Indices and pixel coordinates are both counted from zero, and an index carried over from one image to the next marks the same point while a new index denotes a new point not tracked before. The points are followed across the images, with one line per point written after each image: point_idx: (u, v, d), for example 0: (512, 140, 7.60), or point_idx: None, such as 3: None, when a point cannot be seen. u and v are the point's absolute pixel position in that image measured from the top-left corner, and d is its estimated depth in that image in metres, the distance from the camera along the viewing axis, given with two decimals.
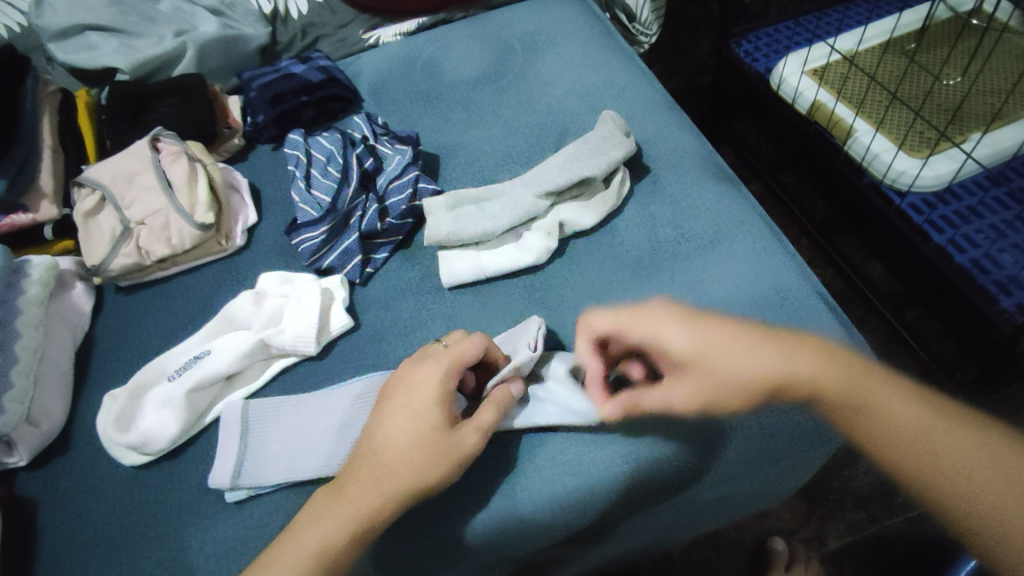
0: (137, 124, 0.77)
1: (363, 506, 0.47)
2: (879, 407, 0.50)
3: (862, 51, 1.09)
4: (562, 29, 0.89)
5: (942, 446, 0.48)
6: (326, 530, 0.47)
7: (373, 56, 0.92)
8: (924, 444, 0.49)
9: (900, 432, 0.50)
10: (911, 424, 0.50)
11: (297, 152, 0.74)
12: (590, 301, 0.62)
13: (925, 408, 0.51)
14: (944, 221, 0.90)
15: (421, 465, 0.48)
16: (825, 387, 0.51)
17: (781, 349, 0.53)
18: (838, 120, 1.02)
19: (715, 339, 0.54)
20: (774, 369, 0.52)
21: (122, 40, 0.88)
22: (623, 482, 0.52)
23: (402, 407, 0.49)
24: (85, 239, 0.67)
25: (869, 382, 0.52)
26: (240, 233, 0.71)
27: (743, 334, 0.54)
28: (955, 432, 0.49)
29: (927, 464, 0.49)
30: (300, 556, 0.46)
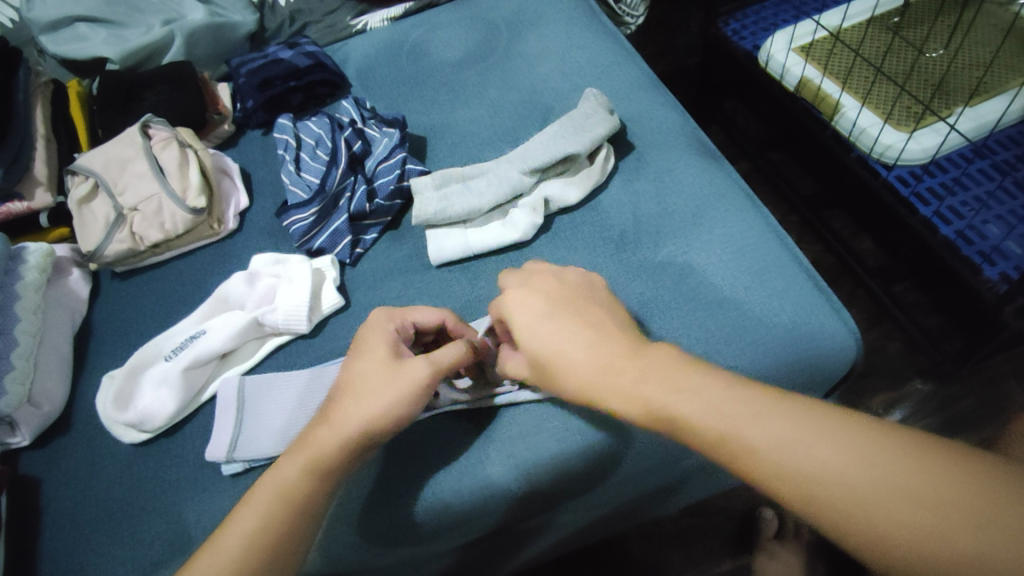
0: (127, 112, 0.78)
1: (324, 441, 0.47)
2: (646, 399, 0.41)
3: (847, 27, 1.09)
4: (546, 9, 0.90)
5: (815, 449, 0.35)
6: (299, 465, 0.47)
7: (360, 41, 0.93)
8: (778, 464, 0.35)
9: (763, 463, 0.36)
10: (777, 434, 0.36)
11: (286, 136, 0.75)
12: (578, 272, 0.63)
13: (868, 465, 0.33)
14: (930, 193, 0.92)
15: (379, 395, 0.48)
16: (617, 405, 0.43)
17: (609, 363, 0.44)
18: (824, 97, 1.03)
19: (553, 326, 0.48)
20: (603, 386, 0.44)
21: (110, 30, 0.89)
22: (600, 449, 0.53)
23: (357, 356, 0.52)
24: (80, 225, 0.68)
25: (695, 377, 0.41)
26: (232, 217, 0.72)
27: (569, 320, 0.48)
28: (781, 428, 0.36)
29: (812, 511, 0.34)
30: (250, 513, 0.45)
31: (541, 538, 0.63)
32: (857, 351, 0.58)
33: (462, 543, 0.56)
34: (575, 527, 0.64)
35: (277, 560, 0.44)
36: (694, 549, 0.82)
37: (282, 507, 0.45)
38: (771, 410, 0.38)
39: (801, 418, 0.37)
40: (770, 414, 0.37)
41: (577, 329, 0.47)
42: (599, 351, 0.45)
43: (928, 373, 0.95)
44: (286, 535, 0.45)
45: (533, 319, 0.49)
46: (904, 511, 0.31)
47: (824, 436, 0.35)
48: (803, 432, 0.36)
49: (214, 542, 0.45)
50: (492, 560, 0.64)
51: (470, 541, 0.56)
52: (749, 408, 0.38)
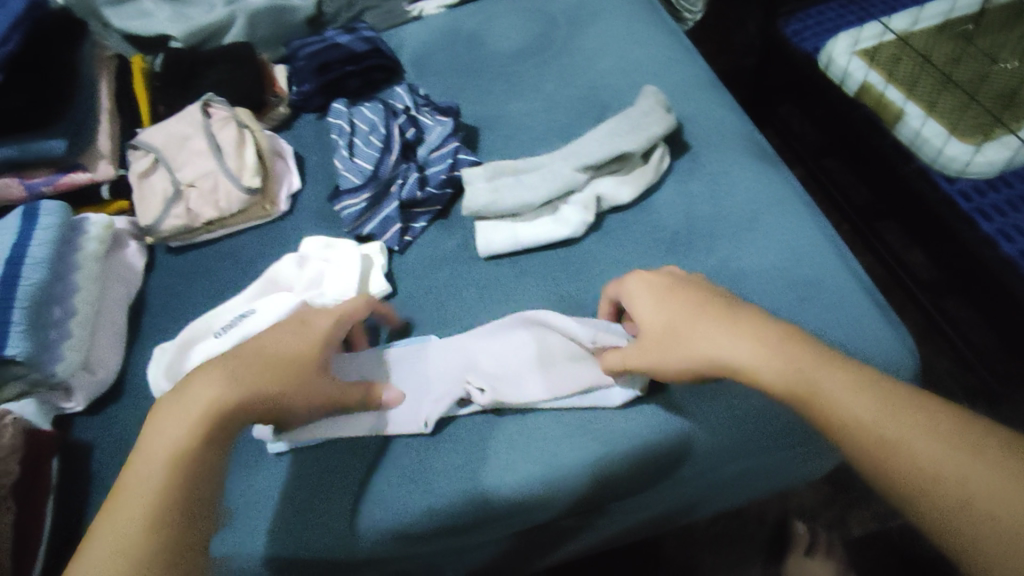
0: (187, 89, 0.80)
1: (216, 401, 0.45)
2: (752, 362, 0.46)
3: (917, 31, 1.04)
4: (606, 3, 0.89)
5: (901, 424, 0.40)
6: (188, 427, 0.44)
7: (416, 30, 0.93)
8: (855, 414, 0.41)
9: (846, 419, 0.41)
10: (871, 403, 0.41)
11: (341, 121, 0.75)
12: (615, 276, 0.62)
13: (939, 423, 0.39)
14: (995, 210, 0.88)
15: (268, 371, 0.49)
16: (751, 362, 0.45)
17: (800, 366, 0.44)
18: (887, 103, 1.00)
19: (679, 304, 0.51)
20: (722, 348, 0.47)
21: (176, 9, 0.91)
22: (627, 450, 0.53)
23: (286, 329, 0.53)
24: (138, 198, 0.70)
25: (838, 366, 0.44)
26: (284, 199, 0.73)
27: (683, 292, 0.52)
28: (887, 404, 0.41)
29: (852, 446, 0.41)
30: (148, 485, 0.42)
31: (577, 539, 0.63)
32: (914, 372, 0.56)
33: (498, 537, 0.56)
34: (614, 530, 0.64)
35: (182, 533, 0.41)
36: (724, 556, 0.81)
37: (178, 464, 0.43)
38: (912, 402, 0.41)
39: (876, 392, 0.42)
40: (899, 402, 0.41)
41: (676, 296, 0.52)
42: (704, 317, 0.49)
43: (980, 398, 0.95)
44: (174, 497, 0.42)
45: (652, 299, 0.52)
46: (968, 474, 0.37)
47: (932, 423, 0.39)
48: (887, 405, 0.41)
49: (106, 521, 0.41)
50: (522, 556, 0.64)
51: (507, 535, 0.57)
52: (812, 367, 0.44)
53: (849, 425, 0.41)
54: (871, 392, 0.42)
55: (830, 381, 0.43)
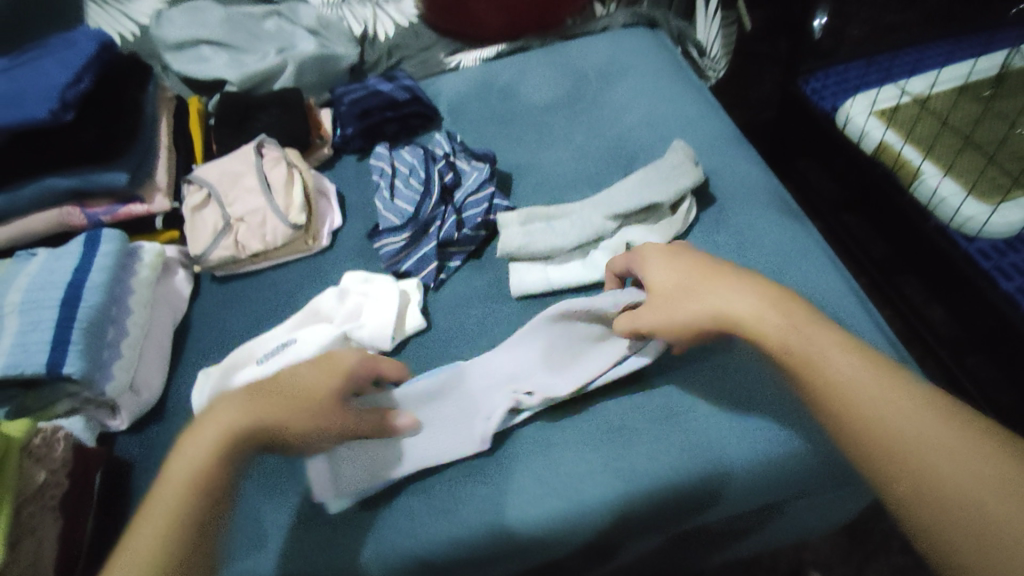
0: (241, 130, 0.85)
1: (224, 431, 0.49)
2: (760, 320, 0.51)
3: (936, 94, 1.08)
4: (635, 61, 0.95)
5: (900, 413, 0.44)
6: (195, 455, 0.48)
7: (454, 79, 0.99)
8: (857, 394, 0.46)
9: (849, 396, 0.46)
10: (873, 386, 0.46)
11: (382, 164, 0.80)
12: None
13: (935, 414, 0.44)
14: (1014, 269, 0.89)
15: (272, 406, 0.51)
16: (751, 316, 0.52)
17: (804, 333, 0.50)
18: (904, 163, 1.03)
19: (687, 268, 0.57)
20: (729, 305, 0.53)
21: (232, 55, 0.98)
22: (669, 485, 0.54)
23: (305, 366, 0.56)
24: (190, 230, 0.74)
25: (843, 347, 0.49)
26: (326, 234, 0.77)
27: (698, 262, 0.58)
28: (887, 390, 0.46)
29: (854, 424, 0.45)
30: (160, 510, 0.45)
31: None
32: None
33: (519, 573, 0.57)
34: (643, 553, 0.62)
35: (192, 555, 0.44)
36: None
37: (191, 492, 0.46)
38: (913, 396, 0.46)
39: (879, 378, 0.47)
40: (898, 392, 0.46)
41: (691, 261, 0.58)
42: (715, 279, 0.55)
43: None
44: (188, 520, 0.45)
45: (663, 262, 0.59)
46: (956, 460, 0.41)
47: (930, 416, 0.44)
48: (890, 391, 0.46)
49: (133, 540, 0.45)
50: None
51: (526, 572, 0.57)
52: (819, 343, 0.49)
53: (862, 414, 0.45)
54: (873, 376, 0.47)
55: (829, 357, 0.48)
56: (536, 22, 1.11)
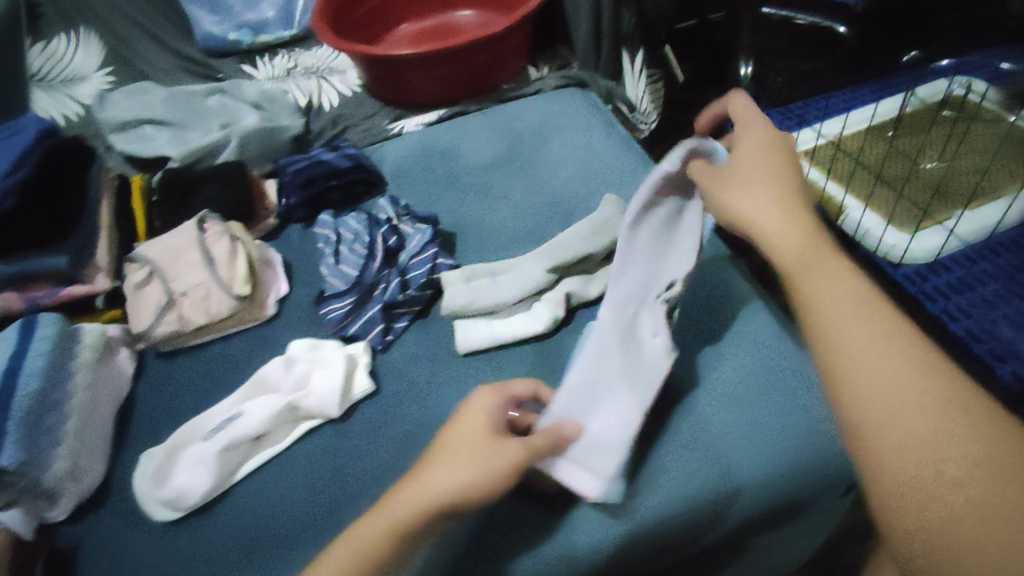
0: (183, 205, 0.86)
1: (398, 514, 0.47)
2: (775, 229, 0.48)
3: (848, 133, 1.16)
4: (568, 120, 1.00)
5: (891, 373, 0.38)
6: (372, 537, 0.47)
7: (397, 145, 1.02)
8: (846, 342, 0.40)
9: (840, 340, 0.41)
10: (867, 336, 0.40)
11: (327, 231, 0.82)
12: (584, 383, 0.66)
13: (939, 387, 0.37)
14: (937, 291, 0.96)
15: (457, 467, 0.47)
16: (769, 221, 0.48)
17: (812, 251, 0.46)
18: (830, 198, 1.09)
19: (733, 160, 0.54)
20: (749, 207, 0.50)
21: (174, 132, 1.00)
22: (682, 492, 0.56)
23: (464, 423, 0.51)
24: (132, 308, 0.74)
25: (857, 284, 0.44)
26: (272, 303, 0.77)
27: (737, 160, 0.54)
28: (891, 347, 0.39)
29: (838, 374, 0.40)
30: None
31: None
32: None
33: None
34: None
35: None
36: None
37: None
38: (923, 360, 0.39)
39: (885, 331, 0.40)
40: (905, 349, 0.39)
41: (753, 140, 0.55)
42: (743, 177, 0.52)
43: None
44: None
45: (728, 146, 0.56)
46: (939, 446, 0.35)
47: (930, 387, 0.37)
48: (892, 351, 0.39)
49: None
50: None
51: None
52: (830, 276, 0.44)
53: (845, 368, 0.40)
54: (878, 326, 0.41)
55: (825, 277, 0.44)
56: (472, 88, 1.18)
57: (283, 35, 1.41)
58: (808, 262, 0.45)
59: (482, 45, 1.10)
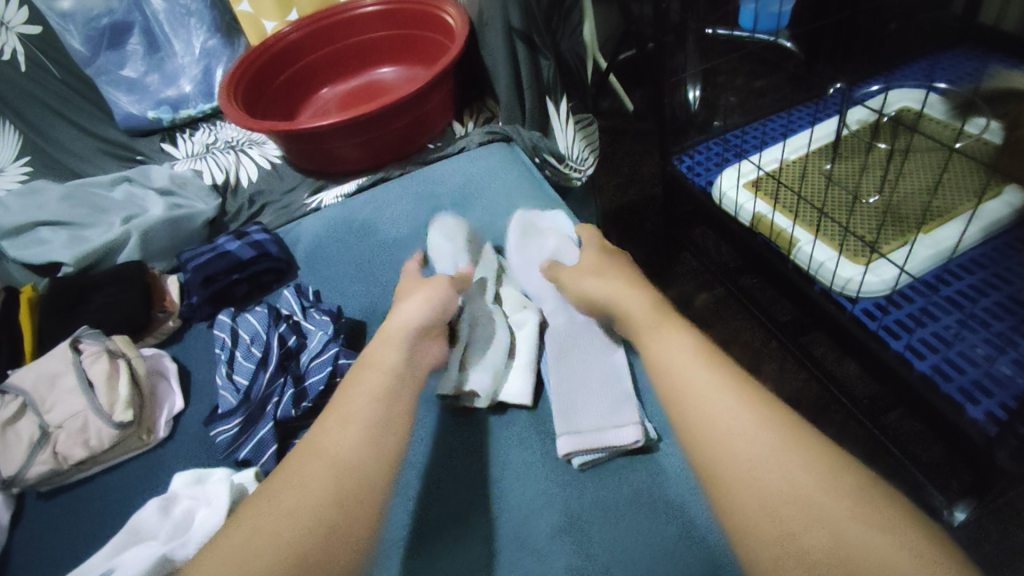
0: (70, 316, 0.79)
1: (370, 394, 0.55)
2: (638, 313, 0.59)
3: (789, 162, 1.12)
4: (492, 181, 0.96)
5: (750, 436, 0.46)
6: (342, 446, 0.51)
7: (314, 222, 0.96)
8: (709, 406, 0.48)
9: (702, 403, 0.49)
10: (722, 400, 0.49)
11: (223, 333, 0.75)
12: (513, 505, 0.59)
13: (783, 442, 0.45)
14: (899, 325, 0.90)
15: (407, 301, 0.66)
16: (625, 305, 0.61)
17: (661, 323, 0.57)
18: (779, 231, 1.04)
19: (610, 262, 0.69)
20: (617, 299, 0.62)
21: (72, 232, 0.94)
22: (606, 543, 0.54)
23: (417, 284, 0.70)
24: (0, 448, 0.66)
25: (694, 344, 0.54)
26: (163, 424, 0.71)
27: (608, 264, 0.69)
28: (742, 407, 0.48)
29: (703, 438, 0.47)
30: (310, 471, 0.49)
31: None
32: None
33: None
34: None
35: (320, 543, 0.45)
36: None
37: (338, 470, 0.49)
38: (769, 420, 0.47)
39: (735, 393, 0.49)
40: (753, 410, 0.48)
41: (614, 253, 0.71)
42: (611, 271, 0.67)
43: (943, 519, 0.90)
44: (322, 543, 0.45)
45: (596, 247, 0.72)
46: (799, 492, 0.43)
47: (779, 443, 0.45)
48: (750, 414, 0.47)
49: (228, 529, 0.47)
50: None
51: None
52: (683, 346, 0.54)
53: (711, 431, 0.47)
54: (727, 387, 0.50)
55: (668, 336, 0.55)
56: (396, 151, 1.12)
57: (205, 108, 1.35)
58: (664, 333, 0.56)
59: (400, 108, 1.04)
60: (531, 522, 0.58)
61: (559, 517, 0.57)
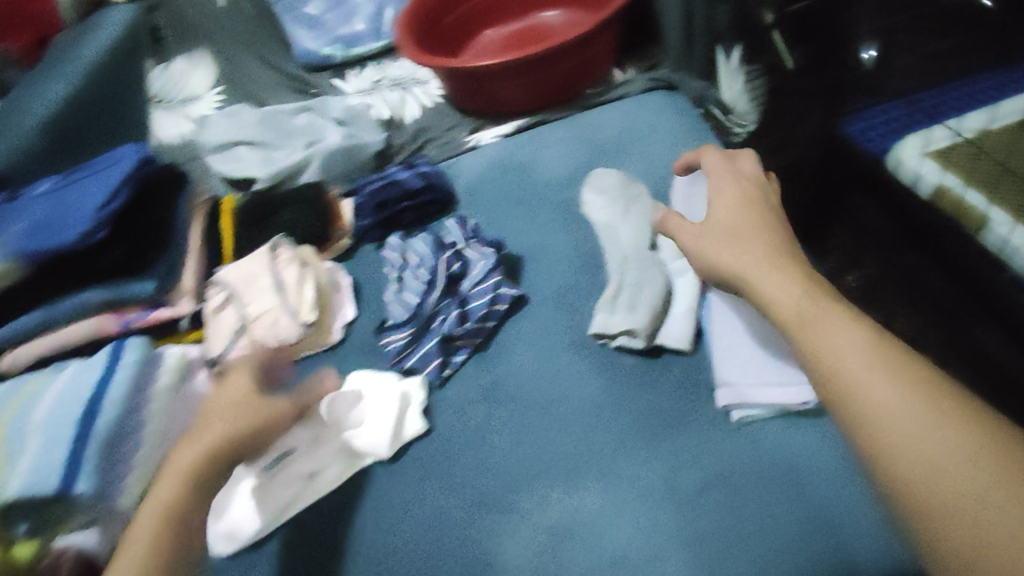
0: (264, 228, 0.89)
1: (183, 462, 0.56)
2: (780, 297, 0.52)
3: (993, 131, 0.94)
4: (652, 131, 0.93)
5: (939, 441, 0.39)
6: (174, 493, 0.55)
7: (472, 160, 0.99)
8: (885, 407, 0.42)
9: (871, 400, 0.43)
10: (902, 398, 0.42)
11: (394, 254, 0.80)
12: (654, 444, 0.62)
13: (980, 451, 0.38)
14: None
15: (236, 418, 0.59)
16: (761, 287, 0.54)
17: (812, 307, 0.50)
18: (967, 208, 0.89)
19: (743, 219, 0.61)
20: (756, 273, 0.55)
21: (264, 153, 1.05)
22: (725, 493, 0.58)
23: (217, 421, 0.60)
24: (210, 332, 0.77)
25: (857, 327, 0.47)
26: (338, 329, 0.78)
27: (741, 223, 0.60)
28: (928, 410, 0.41)
29: (875, 442, 0.41)
30: (141, 539, 0.52)
31: None
32: None
33: None
34: None
35: None
36: None
37: (162, 530, 0.52)
38: (963, 423, 0.40)
39: (919, 393, 0.42)
40: (942, 412, 0.41)
41: (747, 203, 0.63)
42: (741, 230, 0.59)
43: None
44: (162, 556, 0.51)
45: (728, 201, 0.64)
46: (1005, 511, 0.36)
47: (979, 454, 0.38)
48: (937, 419, 0.40)
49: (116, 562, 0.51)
50: None
51: None
52: (839, 333, 0.47)
53: (890, 436, 0.41)
54: (907, 385, 0.42)
55: (835, 329, 0.47)
56: (555, 95, 1.12)
57: (374, 48, 1.36)
58: (813, 318, 0.49)
59: (564, 51, 1.03)
60: (669, 464, 0.61)
61: (693, 464, 0.60)
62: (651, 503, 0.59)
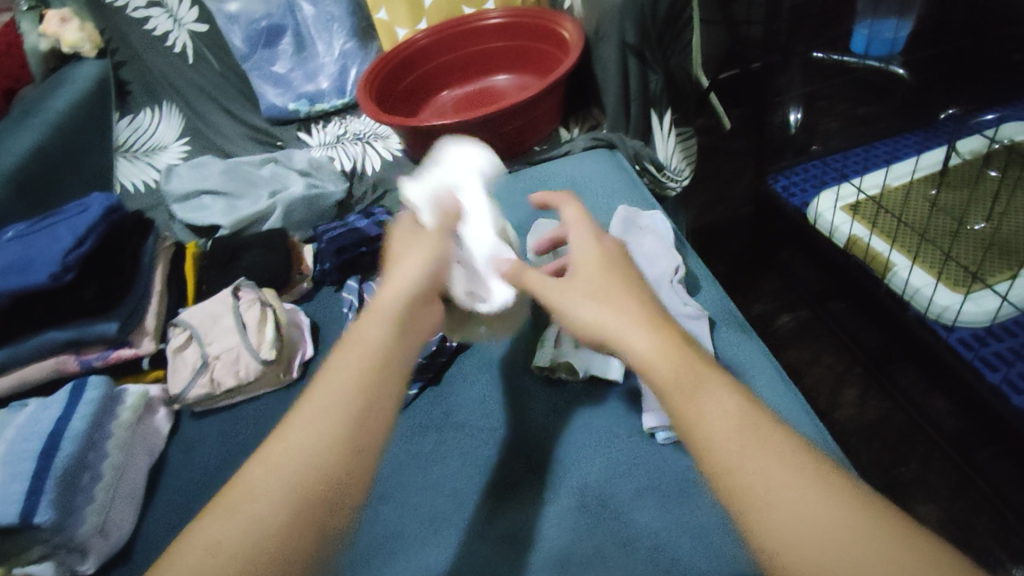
0: (227, 271, 0.93)
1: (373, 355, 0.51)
2: (642, 352, 0.47)
3: (891, 188, 1.10)
4: (592, 184, 1.02)
5: (787, 491, 0.39)
6: (347, 396, 0.47)
7: None
8: (733, 459, 0.41)
9: (724, 448, 0.41)
10: (756, 449, 0.41)
11: (353, 297, 0.86)
12: (589, 466, 0.66)
13: (824, 501, 0.38)
14: (997, 358, 0.88)
15: (409, 269, 0.58)
16: (628, 346, 0.48)
17: (680, 357, 0.46)
18: (875, 255, 1.02)
19: (603, 272, 0.55)
20: (617, 328, 0.50)
21: (228, 202, 1.09)
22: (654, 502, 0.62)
23: (404, 264, 0.59)
24: (172, 370, 0.80)
25: (713, 382, 0.45)
26: (297, 366, 0.82)
27: (602, 274, 0.55)
28: (776, 463, 0.40)
29: (730, 488, 0.40)
30: (316, 436, 0.45)
31: None
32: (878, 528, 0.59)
33: None
34: None
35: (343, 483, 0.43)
36: None
37: (356, 418, 0.47)
38: (812, 475, 0.39)
39: (769, 446, 0.41)
40: (790, 464, 0.40)
41: (606, 250, 0.58)
42: (605, 279, 0.54)
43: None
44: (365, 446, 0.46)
45: (589, 246, 0.59)
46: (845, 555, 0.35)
47: (821, 503, 0.38)
48: (785, 471, 0.39)
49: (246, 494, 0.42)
50: None
51: None
52: (699, 381, 0.45)
53: (742, 484, 0.40)
54: (758, 439, 0.41)
55: (710, 393, 0.44)
56: (503, 151, 1.21)
57: (337, 104, 1.46)
58: (673, 363, 0.46)
59: (513, 113, 1.13)
60: (602, 479, 0.65)
61: (626, 480, 0.64)
62: (584, 518, 0.62)
